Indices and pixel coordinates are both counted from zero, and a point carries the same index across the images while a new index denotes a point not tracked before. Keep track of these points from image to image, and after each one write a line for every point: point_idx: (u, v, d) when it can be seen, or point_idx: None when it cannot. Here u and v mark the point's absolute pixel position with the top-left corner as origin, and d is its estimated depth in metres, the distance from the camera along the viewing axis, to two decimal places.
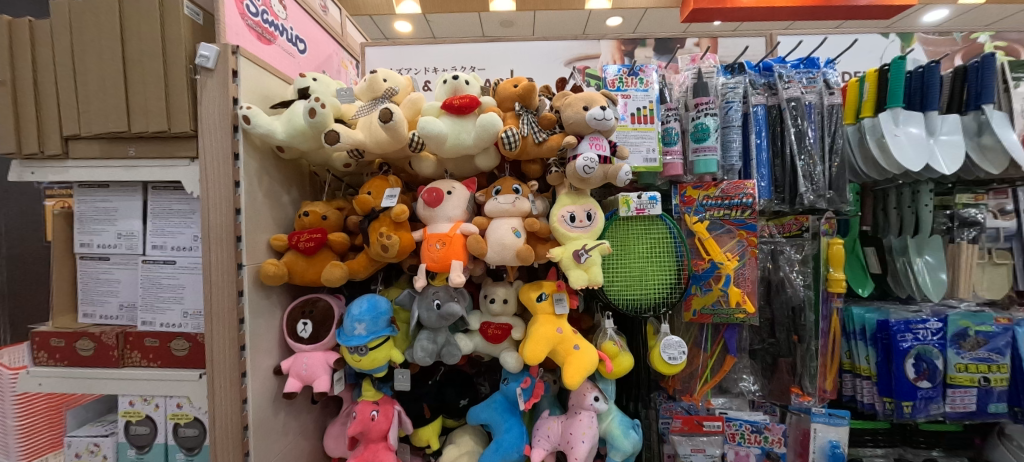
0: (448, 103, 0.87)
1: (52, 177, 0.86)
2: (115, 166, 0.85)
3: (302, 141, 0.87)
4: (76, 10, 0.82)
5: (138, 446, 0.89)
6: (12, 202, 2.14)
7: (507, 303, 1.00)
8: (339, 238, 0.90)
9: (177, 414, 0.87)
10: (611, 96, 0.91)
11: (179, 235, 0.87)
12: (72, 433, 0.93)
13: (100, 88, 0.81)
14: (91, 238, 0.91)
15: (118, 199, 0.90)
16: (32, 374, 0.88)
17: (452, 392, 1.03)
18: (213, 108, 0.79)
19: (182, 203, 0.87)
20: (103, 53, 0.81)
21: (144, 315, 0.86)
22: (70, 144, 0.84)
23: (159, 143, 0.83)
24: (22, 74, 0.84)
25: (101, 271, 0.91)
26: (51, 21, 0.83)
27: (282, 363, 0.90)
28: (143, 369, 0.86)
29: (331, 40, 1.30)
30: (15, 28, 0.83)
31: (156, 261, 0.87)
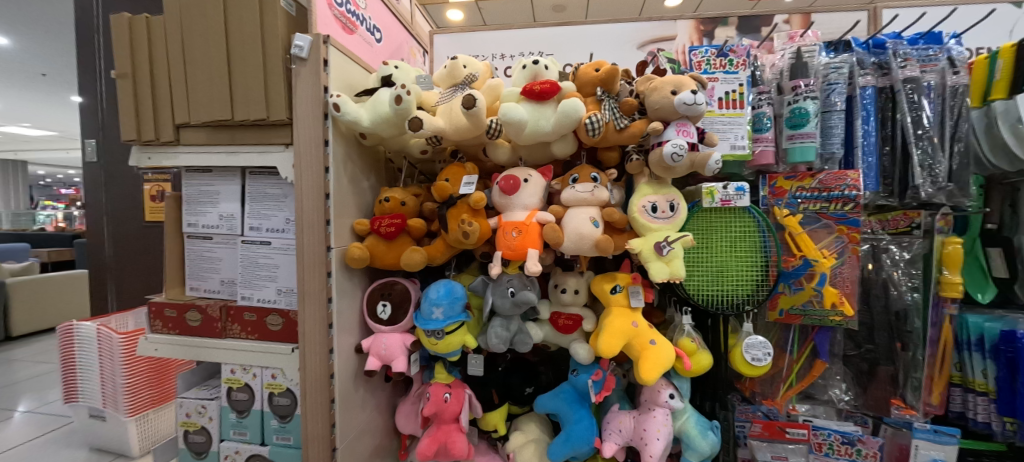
0: (528, 88, 0.86)
1: (166, 162, 0.94)
2: (218, 152, 0.91)
3: (384, 129, 0.89)
4: (186, 6, 0.87)
5: (239, 410, 0.94)
6: (115, 184, 2.38)
7: (578, 294, 1.00)
8: (418, 224, 0.92)
9: (272, 383, 0.92)
10: (700, 79, 0.86)
11: (273, 218, 0.92)
12: (183, 395, 1.01)
13: (206, 79, 0.87)
14: (196, 219, 0.99)
15: (220, 183, 0.96)
16: (150, 340, 0.97)
17: (517, 380, 1.05)
18: (307, 97, 0.83)
19: (276, 187, 0.92)
20: (210, 47, 0.86)
21: (243, 291, 0.93)
22: (181, 131, 0.91)
23: (257, 131, 0.88)
24: (141, 68, 0.91)
25: (205, 249, 0.99)
26: (166, 18, 0.89)
27: (363, 342, 0.94)
28: (242, 341, 0.92)
29: (403, 29, 1.30)
30: (136, 25, 0.90)
31: (253, 241, 0.92)
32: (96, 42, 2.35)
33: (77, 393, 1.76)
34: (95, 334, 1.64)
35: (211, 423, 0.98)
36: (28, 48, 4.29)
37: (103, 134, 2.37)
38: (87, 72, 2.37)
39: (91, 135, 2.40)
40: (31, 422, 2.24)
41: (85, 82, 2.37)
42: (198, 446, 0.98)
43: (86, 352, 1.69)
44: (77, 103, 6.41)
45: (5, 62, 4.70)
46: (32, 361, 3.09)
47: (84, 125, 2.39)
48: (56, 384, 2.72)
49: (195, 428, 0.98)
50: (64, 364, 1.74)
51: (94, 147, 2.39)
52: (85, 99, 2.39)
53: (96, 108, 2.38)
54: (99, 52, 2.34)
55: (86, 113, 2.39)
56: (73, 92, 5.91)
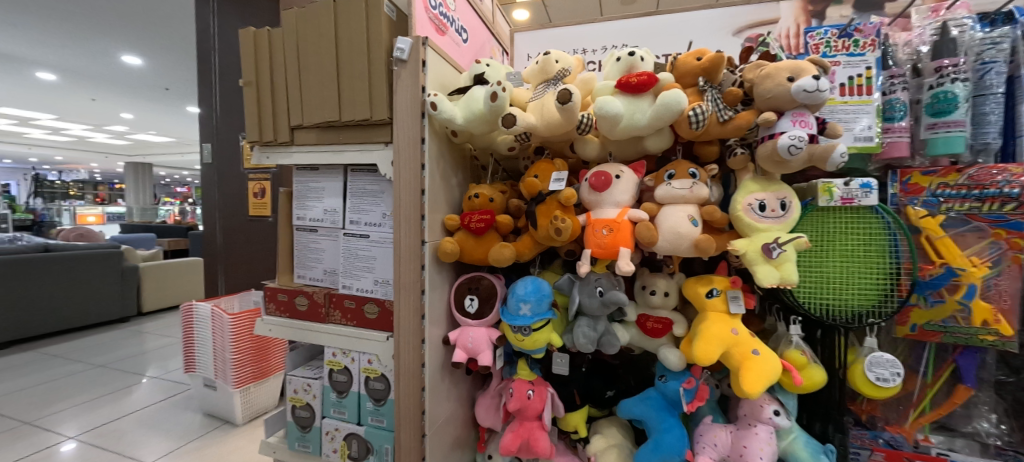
0: (624, 81, 0.84)
1: (281, 161, 1.03)
2: (326, 151, 0.98)
3: (477, 126, 0.90)
4: (302, 17, 0.95)
5: (339, 390, 1.02)
6: (222, 182, 2.69)
7: (669, 296, 0.95)
8: (506, 220, 0.92)
9: (369, 368, 0.99)
10: (822, 63, 0.78)
11: (371, 212, 0.98)
12: (291, 373, 1.11)
13: (318, 84, 0.94)
14: (304, 213, 1.08)
15: (326, 179, 1.05)
16: (265, 321, 1.07)
17: (598, 382, 1.04)
18: (406, 97, 0.87)
19: (375, 184, 0.98)
20: (321, 54, 0.94)
21: (344, 280, 1.00)
22: (295, 132, 1.00)
23: (361, 131, 0.94)
24: (264, 76, 1.01)
25: (311, 240, 1.08)
26: (285, 30, 0.98)
27: (449, 334, 0.96)
28: (343, 326, 0.99)
29: (485, 28, 1.32)
30: (261, 37, 1.00)
31: (354, 235, 0.99)
32: (211, 57, 2.67)
33: (193, 364, 2.04)
34: (210, 314, 1.89)
35: (314, 400, 1.07)
36: (158, 66, 5.02)
37: (215, 138, 2.69)
38: (204, 84, 2.70)
39: (206, 139, 2.74)
40: (159, 386, 2.62)
41: (202, 93, 2.71)
42: (303, 420, 1.07)
43: (201, 329, 1.95)
44: (191, 113, 7.40)
45: (141, 79, 5.54)
46: (158, 334, 3.62)
47: (201, 131, 2.73)
48: (176, 355, 3.15)
49: (300, 404, 1.07)
50: (184, 339, 2.02)
51: (208, 150, 2.72)
52: (202, 108, 2.74)
53: (210, 115, 2.72)
54: (214, 66, 2.65)
55: (202, 120, 2.73)
56: (189, 103, 6.82)
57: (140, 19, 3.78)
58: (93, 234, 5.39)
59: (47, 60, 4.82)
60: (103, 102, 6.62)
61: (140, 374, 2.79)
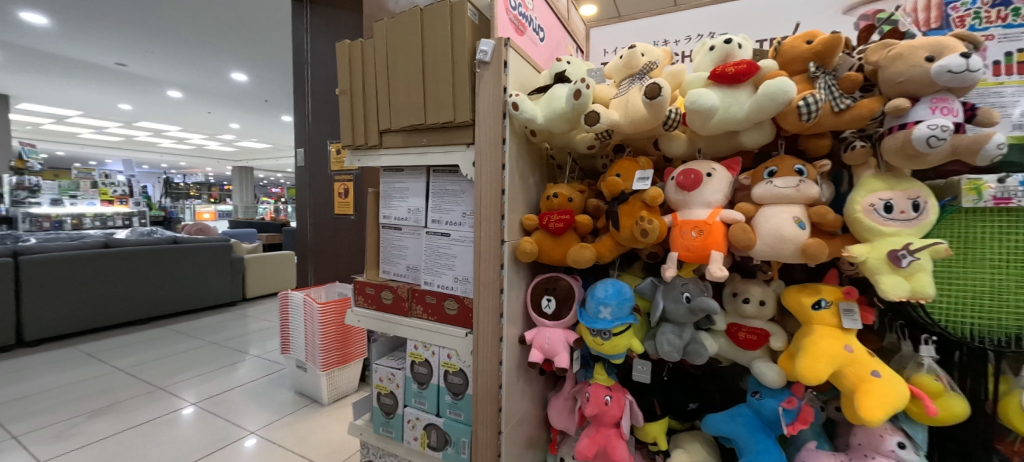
0: (720, 71, 0.78)
1: (371, 163, 1.11)
2: (411, 153, 1.04)
3: (558, 125, 0.89)
4: (393, 28, 1.02)
5: (420, 381, 1.08)
6: (312, 183, 2.98)
7: (766, 305, 0.87)
8: (585, 220, 0.90)
9: (448, 363, 1.03)
10: (973, 38, 0.67)
11: (452, 212, 1.01)
12: (377, 362, 1.19)
13: (406, 89, 1.00)
14: (390, 212, 1.15)
15: (410, 180, 1.11)
16: (355, 312, 1.16)
17: (680, 393, 0.99)
18: (489, 98, 0.89)
19: (456, 184, 1.01)
20: (409, 61, 0.99)
21: (426, 276, 1.05)
22: (383, 136, 1.06)
23: (443, 133, 0.98)
24: (358, 84, 1.09)
25: (396, 238, 1.14)
26: (377, 40, 1.05)
27: (526, 334, 0.97)
28: (424, 321, 1.03)
29: (561, 26, 1.31)
30: (356, 49, 1.09)
31: (436, 233, 1.03)
32: (304, 71, 2.97)
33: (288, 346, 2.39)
34: (302, 302, 2.22)
35: (397, 389, 1.13)
36: (260, 81, 5.70)
37: (306, 143, 2.98)
38: (298, 95, 3.01)
39: (299, 145, 3.05)
40: (258, 364, 2.98)
41: (297, 103, 3.02)
42: (387, 407, 1.14)
43: (295, 315, 2.30)
44: (284, 122, 8.31)
45: (246, 93, 6.33)
46: (258, 317, 4.11)
47: (296, 137, 3.05)
48: (271, 338, 3.55)
49: (385, 391, 1.14)
50: (280, 324, 2.38)
51: (301, 155, 3.03)
52: (296, 117, 3.05)
53: (302, 123, 3.02)
54: (306, 79, 2.95)
55: (297, 128, 3.05)
56: (283, 113, 7.66)
57: (248, 38, 4.32)
58: (208, 229, 6.28)
59: (177, 81, 5.70)
60: (216, 115, 7.68)
61: (244, 352, 3.19)
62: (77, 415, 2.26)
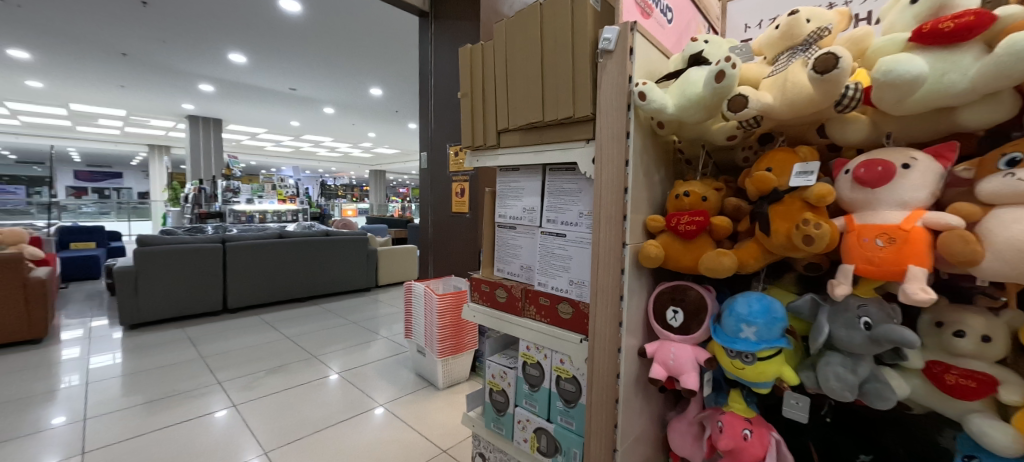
0: (929, 28, 0.59)
1: (489, 163, 1.16)
2: (528, 152, 1.05)
3: (693, 114, 0.78)
4: (512, 28, 1.03)
5: (531, 382, 1.17)
6: (433, 183, 3.28)
7: (990, 344, 0.64)
8: (723, 222, 0.80)
9: (560, 368, 1.10)
10: None
11: (568, 211, 1.05)
12: (491, 358, 1.33)
13: (524, 88, 1.01)
14: (505, 211, 1.26)
15: (525, 179, 1.18)
16: (472, 306, 1.34)
17: (847, 440, 0.80)
18: (612, 90, 0.83)
19: (571, 183, 1.05)
20: (528, 59, 0.99)
21: (540, 277, 1.12)
22: (501, 136, 1.10)
23: (562, 129, 0.96)
24: (479, 88, 1.15)
25: (510, 237, 1.25)
26: (496, 43, 1.08)
27: (647, 346, 0.89)
28: (535, 322, 1.12)
29: (693, 4, 1.17)
30: (479, 53, 1.15)
31: (551, 234, 1.09)
32: (429, 81, 3.27)
33: (411, 331, 2.88)
34: (423, 292, 2.68)
35: (509, 386, 1.25)
36: (393, 92, 6.51)
37: (429, 147, 3.30)
38: (424, 103, 3.33)
39: (423, 149, 3.38)
40: (387, 345, 3.45)
41: (422, 111, 3.34)
42: (499, 404, 1.28)
43: (417, 303, 2.77)
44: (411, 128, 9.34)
45: (382, 105, 7.30)
46: (387, 302, 4.75)
47: (421, 142, 3.39)
48: (397, 322, 4.04)
49: (497, 388, 1.28)
50: (405, 311, 2.88)
51: (425, 157, 3.35)
52: (421, 123, 3.38)
53: (426, 129, 3.33)
54: (430, 88, 3.25)
55: (421, 134, 3.38)
56: (409, 120, 8.61)
57: (384, 54, 4.98)
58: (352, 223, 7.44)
59: (332, 99, 6.89)
60: (359, 126, 9.08)
61: (376, 333, 3.72)
62: (261, 370, 2.90)
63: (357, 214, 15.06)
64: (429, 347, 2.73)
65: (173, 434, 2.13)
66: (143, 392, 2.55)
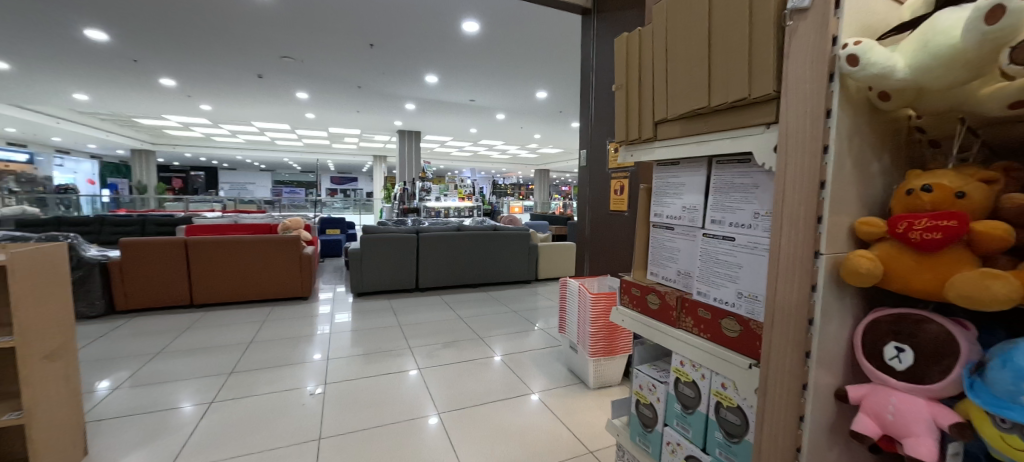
0: None
1: (645, 156, 1.26)
2: (690, 141, 1.08)
3: (940, 75, 0.61)
4: (673, 18, 1.06)
5: (685, 403, 1.18)
6: (592, 181, 3.30)
7: None
8: (994, 230, 0.58)
9: (721, 394, 1.07)
10: None
11: (739, 211, 1.03)
12: (641, 369, 1.38)
13: (687, 76, 1.03)
14: (662, 210, 1.30)
15: (686, 175, 1.21)
16: (620, 311, 1.42)
17: None
18: (805, 60, 0.73)
19: (744, 177, 1.03)
20: (692, 47, 1.01)
21: (701, 286, 1.13)
22: (659, 128, 1.17)
23: (732, 114, 0.95)
24: (636, 84, 1.24)
25: (666, 239, 1.28)
26: (655, 38, 1.15)
27: (850, 389, 0.72)
28: (692, 335, 1.14)
29: None
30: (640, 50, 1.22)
31: (716, 237, 1.08)
32: (590, 78, 3.28)
33: (565, 327, 2.98)
34: (576, 290, 2.78)
35: (658, 400, 1.27)
36: (556, 93, 6.76)
37: (588, 145, 3.32)
38: (584, 101, 3.36)
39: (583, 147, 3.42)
40: (542, 336, 3.68)
41: (582, 110, 3.38)
42: (646, 418, 1.32)
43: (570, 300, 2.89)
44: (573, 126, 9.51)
45: (547, 106, 7.68)
46: (545, 296, 5.04)
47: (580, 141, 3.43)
48: (553, 315, 4.26)
49: (645, 402, 1.33)
50: (560, 306, 3.04)
51: (584, 156, 3.39)
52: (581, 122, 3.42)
53: (586, 127, 3.36)
54: (591, 85, 3.26)
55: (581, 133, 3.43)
56: (572, 119, 8.78)
57: (549, 56, 5.22)
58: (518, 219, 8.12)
59: (502, 105, 7.65)
60: (526, 128, 9.80)
61: (533, 324, 4.00)
62: (440, 343, 3.50)
63: (523, 211, 16.34)
64: (581, 345, 2.79)
65: (378, 382, 2.80)
66: (359, 346, 3.44)
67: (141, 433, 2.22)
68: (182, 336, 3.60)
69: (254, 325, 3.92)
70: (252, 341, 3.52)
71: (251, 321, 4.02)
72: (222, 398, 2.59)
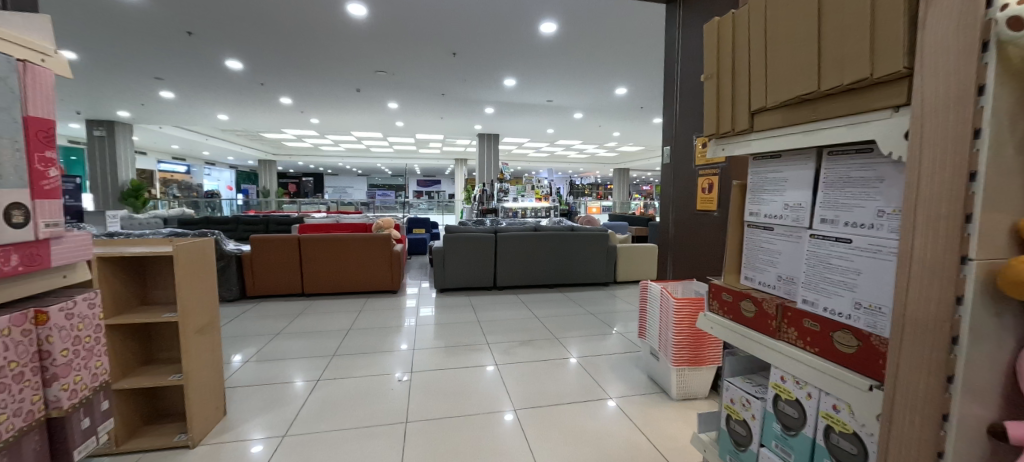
0: None
1: (739, 149, 1.19)
2: (796, 131, 1.01)
3: None
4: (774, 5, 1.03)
5: (785, 423, 1.09)
6: (676, 179, 3.10)
7: None
8: None
9: (832, 416, 0.98)
10: None
11: (857, 209, 0.91)
12: (734, 382, 1.31)
13: (790, 62, 0.97)
14: (760, 208, 1.19)
15: (788, 170, 1.10)
16: (709, 318, 1.34)
17: None
18: (945, 32, 0.63)
19: (863, 170, 0.91)
20: (797, 31, 0.96)
21: (807, 294, 1.02)
22: (755, 118, 1.10)
23: (850, 98, 0.87)
24: (726, 74, 1.18)
25: (764, 240, 1.18)
26: (751, 26, 1.10)
27: (1008, 424, 0.62)
28: (795, 349, 1.05)
29: None
30: (732, 38, 1.17)
31: (826, 237, 0.98)
32: (675, 69, 3.08)
33: (645, 332, 2.85)
34: (659, 295, 2.64)
35: (754, 417, 1.19)
36: (637, 87, 6.47)
37: (672, 140, 3.12)
38: (668, 94, 3.17)
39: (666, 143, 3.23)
40: (621, 341, 3.56)
41: (666, 103, 3.19)
42: (740, 436, 1.24)
43: (652, 304, 2.75)
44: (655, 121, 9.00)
45: (627, 102, 7.39)
46: (624, 299, 4.85)
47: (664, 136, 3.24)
48: (632, 320, 4.10)
49: (738, 418, 1.25)
50: (640, 310, 2.92)
51: (667, 152, 3.20)
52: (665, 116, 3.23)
53: (670, 122, 3.16)
54: (676, 75, 3.05)
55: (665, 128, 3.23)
56: (654, 114, 8.31)
57: (629, 50, 5.02)
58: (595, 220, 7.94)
59: (579, 104, 7.53)
60: (605, 126, 9.51)
61: (611, 327, 3.89)
62: (515, 341, 3.59)
63: (600, 212, 15.91)
64: (663, 352, 2.65)
65: (458, 375, 2.98)
66: (442, 339, 3.68)
67: (263, 401, 2.67)
68: (295, 321, 4.21)
69: (352, 314, 4.44)
70: (351, 329, 3.99)
71: (350, 310, 4.56)
72: (326, 377, 3.00)
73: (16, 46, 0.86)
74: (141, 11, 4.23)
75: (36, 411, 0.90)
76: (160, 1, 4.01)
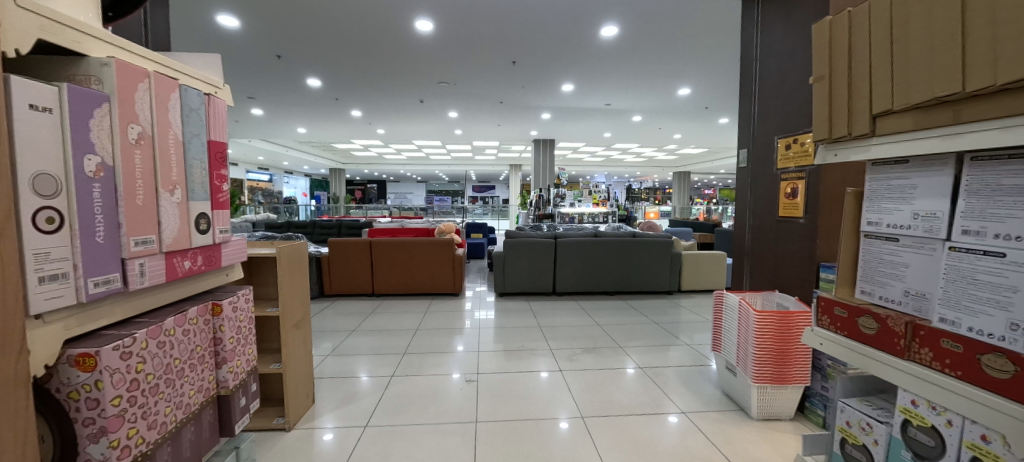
0: None
1: (856, 155, 1.11)
2: (932, 135, 0.93)
3: None
4: (903, 4, 0.97)
5: (917, 451, 1.03)
6: (754, 183, 2.94)
7: None
8: None
9: (979, 446, 0.90)
10: None
11: (1012, 220, 0.82)
12: (850, 404, 1.26)
13: (926, 62, 0.91)
14: (881, 217, 1.11)
15: (918, 176, 1.02)
16: (818, 333, 1.27)
17: None
18: None
19: (1019, 177, 0.82)
20: (933, 30, 0.90)
21: (944, 312, 0.94)
22: (877, 122, 1.04)
23: (1005, 99, 0.80)
24: (841, 76, 1.12)
25: (887, 252, 1.09)
26: (873, 26, 1.04)
27: None
28: (931, 371, 0.97)
29: None
30: (848, 38, 1.11)
31: (970, 251, 0.89)
32: (753, 68, 2.92)
33: (719, 345, 2.72)
34: (737, 305, 2.50)
35: (876, 442, 1.15)
36: (702, 87, 6.19)
37: (750, 142, 2.96)
38: (745, 95, 3.01)
39: (742, 145, 3.07)
40: (690, 353, 3.42)
41: (742, 104, 3.04)
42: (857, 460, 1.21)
43: (728, 316, 2.62)
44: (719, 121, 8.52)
45: (690, 103, 7.09)
46: (689, 309, 4.64)
47: (740, 139, 3.08)
48: (701, 331, 3.91)
49: (856, 442, 1.22)
50: (714, 321, 2.78)
51: (744, 155, 3.04)
52: (741, 118, 3.07)
53: (747, 123, 3.00)
54: (755, 74, 2.89)
55: (741, 130, 3.07)
56: (719, 114, 7.88)
57: (695, 49, 4.83)
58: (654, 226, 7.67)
59: (638, 106, 7.36)
60: (664, 128, 9.19)
61: (677, 338, 3.75)
62: (578, 347, 3.58)
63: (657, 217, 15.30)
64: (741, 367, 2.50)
65: (523, 378, 3.03)
66: (504, 342, 3.77)
67: (344, 393, 2.91)
68: (367, 319, 4.53)
69: (418, 315, 4.68)
70: (418, 328, 4.21)
71: (416, 311, 4.81)
72: (399, 373, 3.18)
73: (198, 81, 1.04)
74: (242, 40, 4.81)
75: (210, 388, 1.03)
76: (257, 30, 4.54)
